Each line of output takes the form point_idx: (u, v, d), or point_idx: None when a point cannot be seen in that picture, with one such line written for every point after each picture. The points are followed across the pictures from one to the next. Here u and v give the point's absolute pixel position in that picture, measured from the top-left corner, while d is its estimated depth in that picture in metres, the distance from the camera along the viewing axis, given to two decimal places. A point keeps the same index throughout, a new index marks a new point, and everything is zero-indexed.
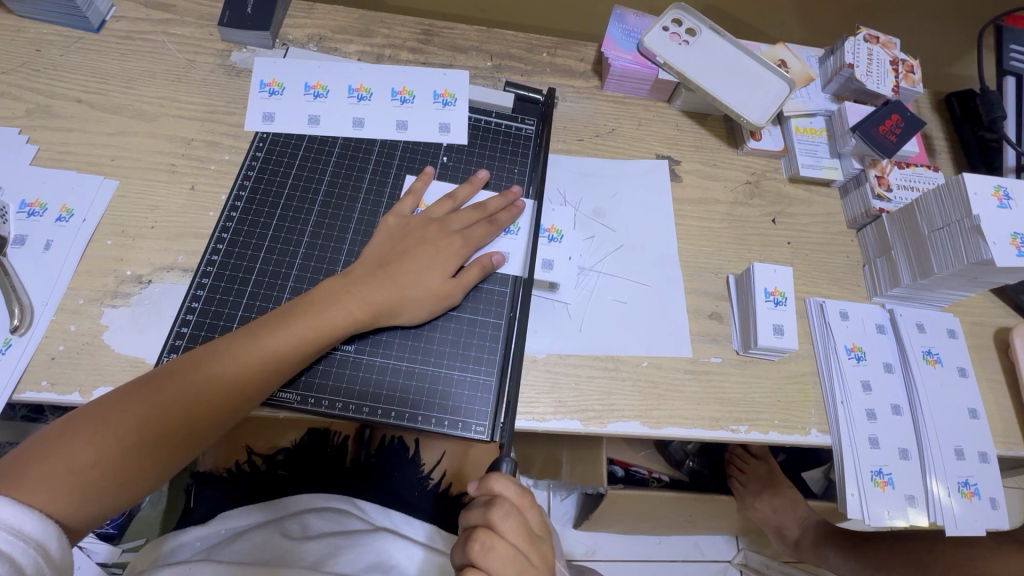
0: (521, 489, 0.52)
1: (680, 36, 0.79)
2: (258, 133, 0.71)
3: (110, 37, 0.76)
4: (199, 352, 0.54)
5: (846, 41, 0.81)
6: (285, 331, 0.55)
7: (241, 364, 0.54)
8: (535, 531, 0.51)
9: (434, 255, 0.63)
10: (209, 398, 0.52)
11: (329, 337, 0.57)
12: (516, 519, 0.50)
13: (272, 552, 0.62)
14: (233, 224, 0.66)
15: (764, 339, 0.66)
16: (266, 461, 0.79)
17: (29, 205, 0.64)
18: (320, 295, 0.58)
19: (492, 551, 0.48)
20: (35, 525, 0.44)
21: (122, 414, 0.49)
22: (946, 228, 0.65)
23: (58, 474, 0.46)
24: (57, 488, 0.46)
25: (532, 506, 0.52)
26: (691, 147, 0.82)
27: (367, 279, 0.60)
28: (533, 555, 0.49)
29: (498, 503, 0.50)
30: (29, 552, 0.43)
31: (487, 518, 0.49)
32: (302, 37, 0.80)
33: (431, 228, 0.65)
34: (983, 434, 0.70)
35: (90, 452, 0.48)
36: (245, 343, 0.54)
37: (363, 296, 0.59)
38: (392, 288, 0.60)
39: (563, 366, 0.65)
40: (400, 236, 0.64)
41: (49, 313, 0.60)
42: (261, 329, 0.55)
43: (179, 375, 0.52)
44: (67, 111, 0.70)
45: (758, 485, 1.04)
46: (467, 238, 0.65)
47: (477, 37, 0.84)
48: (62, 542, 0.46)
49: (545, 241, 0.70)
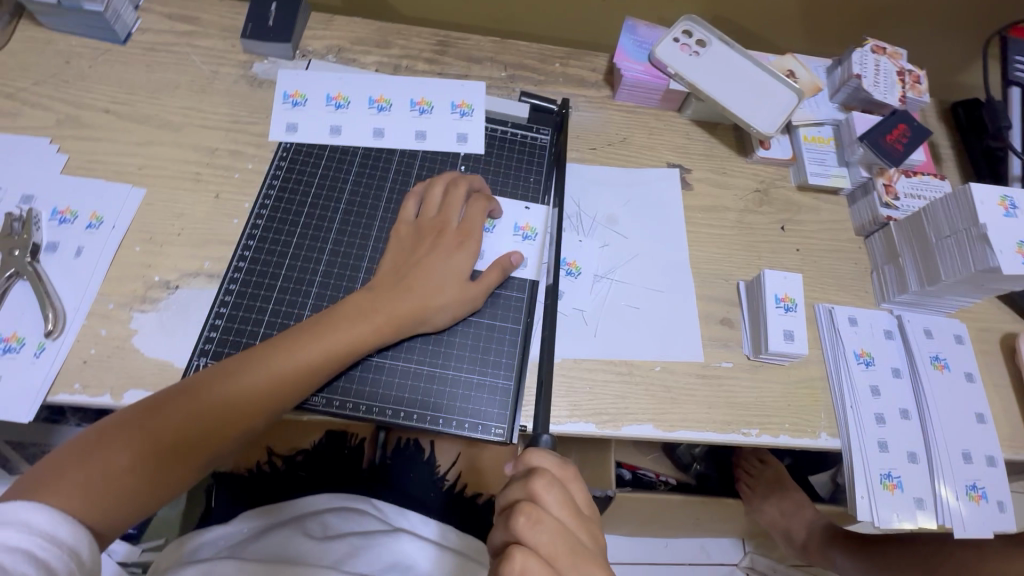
0: (561, 460, 0.52)
1: (690, 47, 0.81)
2: (281, 143, 0.73)
3: (136, 48, 0.78)
4: (230, 364, 0.55)
5: (853, 53, 0.83)
6: (315, 345, 0.57)
7: (271, 377, 0.55)
8: (579, 505, 0.51)
9: (450, 261, 0.64)
10: (241, 407, 0.54)
11: (357, 350, 0.59)
12: (560, 491, 0.50)
13: (293, 550, 0.63)
14: (258, 232, 0.67)
15: (775, 344, 0.67)
16: (285, 463, 0.82)
17: (60, 212, 0.66)
18: (350, 308, 0.60)
19: (539, 524, 0.48)
20: (65, 529, 0.45)
21: (156, 424, 0.51)
22: (953, 236, 0.67)
23: (94, 481, 0.48)
24: (91, 494, 0.47)
25: (573, 479, 0.53)
26: (701, 156, 0.83)
27: (388, 290, 0.62)
28: (579, 528, 0.49)
29: (540, 474, 0.50)
30: (62, 555, 0.44)
31: (529, 491, 0.49)
32: (321, 48, 0.82)
33: (440, 232, 0.66)
34: (990, 438, 0.71)
35: (126, 460, 0.49)
36: (274, 356, 0.56)
37: (388, 309, 0.60)
38: (416, 299, 0.61)
39: (579, 370, 0.67)
40: (413, 242, 0.66)
41: (80, 318, 0.61)
42: (291, 341, 0.57)
43: (211, 386, 0.54)
44: (95, 120, 0.72)
45: (765, 489, 1.06)
46: (477, 240, 0.66)
47: (491, 48, 0.86)
48: (93, 548, 0.47)
49: (564, 274, 0.71)
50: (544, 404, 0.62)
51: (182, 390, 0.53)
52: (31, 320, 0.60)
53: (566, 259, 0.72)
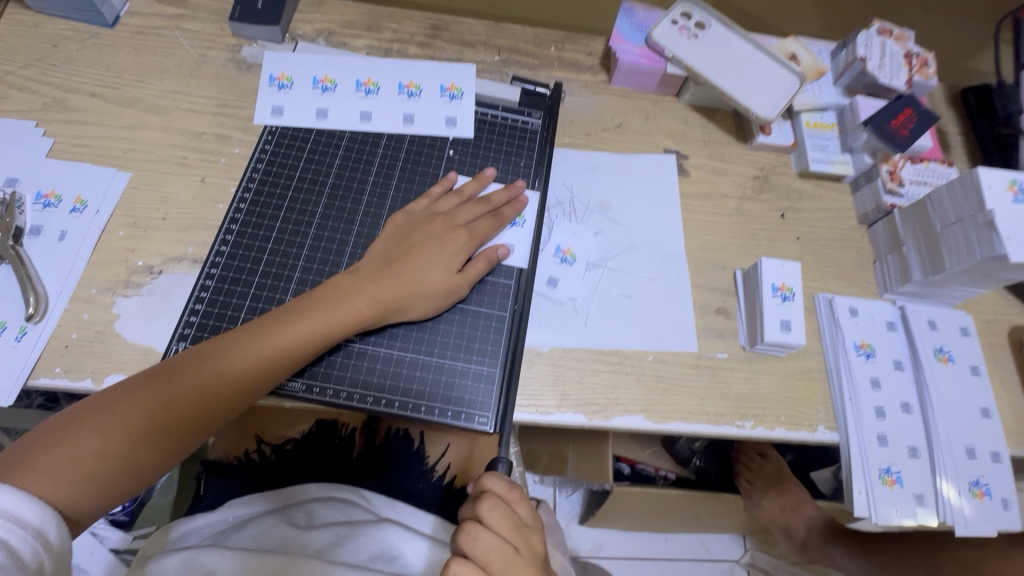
0: (510, 483, 0.51)
1: (689, 29, 0.78)
2: (267, 126, 0.72)
3: (123, 31, 0.77)
4: (204, 347, 0.55)
5: (859, 34, 0.80)
6: (292, 329, 0.56)
7: (246, 360, 0.54)
8: (524, 525, 0.50)
9: (441, 250, 0.63)
10: (217, 392, 0.53)
11: (334, 335, 0.58)
12: (503, 510, 0.49)
13: (276, 539, 0.62)
14: (241, 216, 0.66)
15: (771, 334, 0.66)
16: (274, 452, 0.81)
17: (45, 196, 0.66)
18: (329, 291, 0.59)
19: (477, 543, 0.47)
20: (32, 513, 0.44)
21: (129, 406, 0.50)
22: (958, 223, 0.65)
23: (65, 464, 0.47)
24: (62, 477, 0.47)
25: (522, 500, 0.52)
26: (699, 142, 0.81)
27: (374, 275, 0.60)
28: (522, 546, 0.49)
29: (484, 496, 0.50)
30: (28, 538, 0.43)
31: (474, 512, 0.49)
32: (311, 32, 0.80)
33: (439, 224, 0.65)
34: (996, 434, 0.69)
35: (96, 444, 0.49)
36: (250, 340, 0.55)
37: (371, 294, 0.59)
38: (399, 285, 0.60)
39: (568, 359, 0.65)
40: (406, 230, 0.64)
41: (63, 302, 0.61)
42: (267, 326, 0.56)
43: (185, 369, 0.53)
44: (82, 104, 0.71)
45: (765, 484, 1.04)
46: (473, 233, 0.65)
47: (485, 31, 0.84)
48: (62, 530, 0.46)
49: (553, 231, 0.71)
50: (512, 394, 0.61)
51: (155, 373, 0.52)
52: (14, 303, 0.60)
53: (561, 247, 0.70)
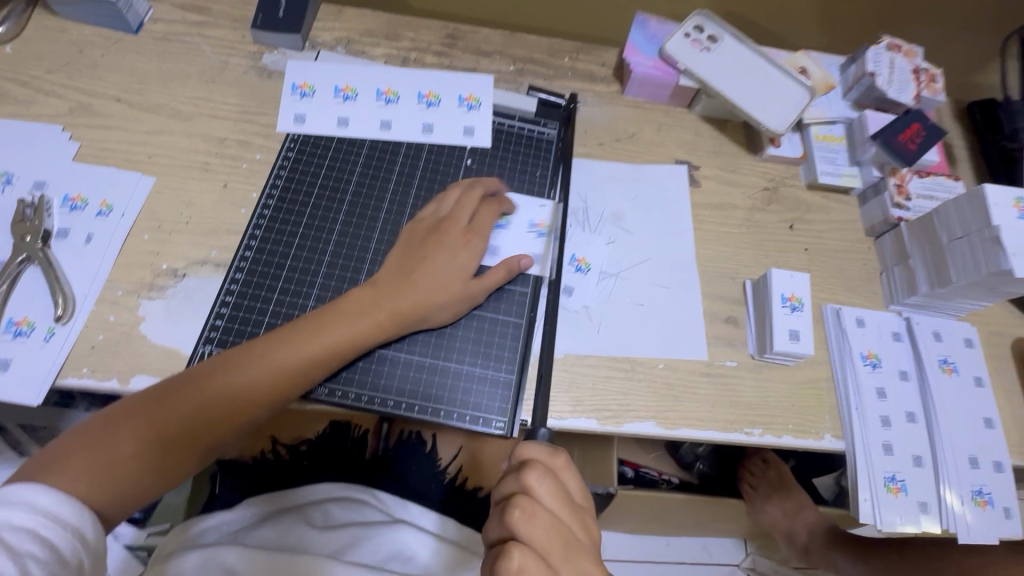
0: (552, 450, 0.51)
1: (701, 42, 0.80)
2: (289, 134, 0.73)
3: (147, 38, 0.78)
4: (235, 353, 0.56)
5: (868, 49, 0.81)
6: (316, 338, 0.58)
7: (272, 369, 0.56)
8: (571, 494, 0.51)
9: (460, 265, 0.64)
10: (243, 398, 0.55)
11: (357, 343, 0.59)
12: (552, 481, 0.49)
13: (295, 538, 0.63)
14: (265, 222, 0.68)
15: (780, 344, 0.67)
16: (290, 452, 0.82)
17: (71, 199, 0.67)
18: (351, 302, 0.60)
19: (533, 519, 0.47)
20: (70, 511, 0.46)
21: (163, 410, 0.52)
22: (964, 238, 0.66)
23: (99, 466, 0.49)
24: (96, 478, 0.48)
25: (566, 468, 0.52)
26: (710, 153, 0.82)
27: (393, 286, 0.62)
28: (572, 522, 0.49)
29: (532, 466, 0.49)
30: (66, 535, 0.45)
31: (524, 484, 0.49)
32: (331, 40, 0.82)
33: (455, 232, 0.65)
34: (998, 444, 0.70)
35: (130, 447, 0.50)
36: (276, 348, 0.56)
37: (392, 306, 0.60)
38: (418, 296, 0.61)
39: (581, 366, 0.67)
40: (421, 236, 0.66)
41: (89, 304, 0.62)
42: (292, 335, 0.57)
43: (215, 375, 0.54)
44: (107, 109, 0.73)
45: (768, 489, 1.06)
46: (487, 239, 0.66)
47: (500, 41, 0.86)
48: (97, 529, 0.48)
49: (567, 245, 0.72)
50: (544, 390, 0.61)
51: (187, 378, 0.54)
52: (42, 304, 0.61)
53: (575, 256, 0.72)
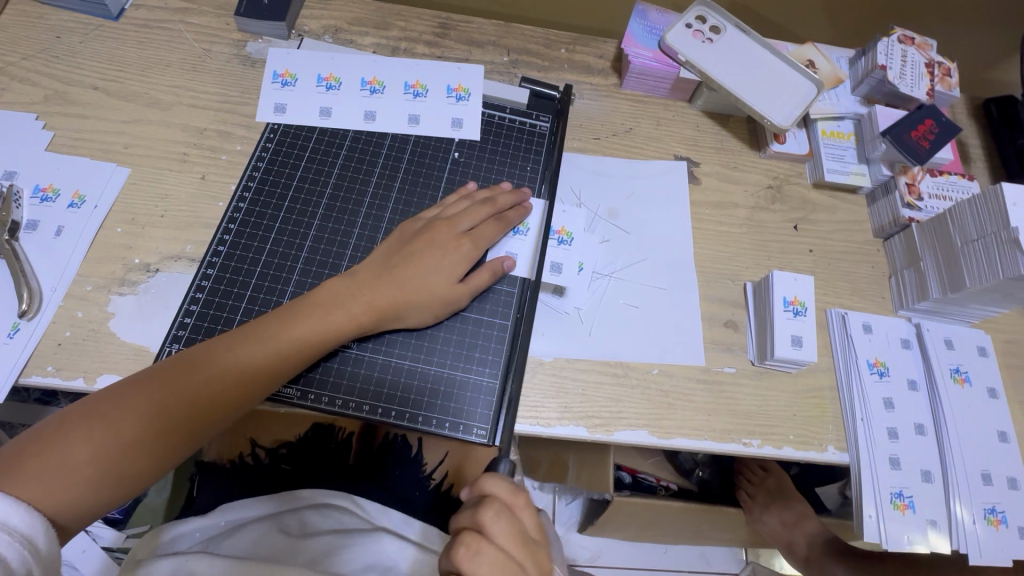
0: (516, 488, 0.48)
1: (703, 33, 0.76)
2: (269, 125, 0.71)
3: (128, 25, 0.76)
4: (198, 351, 0.53)
5: (879, 42, 0.77)
6: (287, 332, 0.55)
7: (241, 365, 0.53)
8: (529, 536, 0.48)
9: (442, 258, 0.61)
10: (210, 395, 0.52)
11: (331, 338, 0.56)
12: (508, 520, 0.46)
13: (269, 547, 0.61)
14: (240, 215, 0.65)
15: (782, 350, 0.63)
16: (269, 454, 0.80)
17: (43, 190, 0.65)
18: (325, 295, 0.57)
19: (479, 558, 0.44)
20: (21, 518, 0.43)
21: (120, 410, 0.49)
22: (980, 240, 0.62)
23: (53, 470, 0.46)
24: (51, 484, 0.45)
25: (527, 508, 0.48)
26: (712, 149, 0.79)
27: (373, 280, 0.59)
28: (526, 563, 0.46)
29: (489, 503, 0.47)
30: (15, 545, 0.42)
31: (476, 520, 0.46)
32: (318, 28, 0.79)
33: (441, 229, 0.63)
34: (1013, 460, 0.66)
35: (86, 450, 0.47)
36: (245, 343, 0.54)
37: (367, 299, 0.58)
38: (398, 290, 0.59)
39: (571, 370, 0.63)
40: (406, 233, 0.63)
41: (57, 299, 0.60)
42: (262, 330, 0.55)
43: (178, 372, 0.52)
44: (84, 97, 0.70)
45: (767, 498, 1.02)
46: (476, 238, 0.63)
47: (495, 31, 0.83)
48: (51, 537, 0.45)
49: (555, 242, 0.68)
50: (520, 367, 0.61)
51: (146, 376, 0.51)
52: (7, 299, 0.59)
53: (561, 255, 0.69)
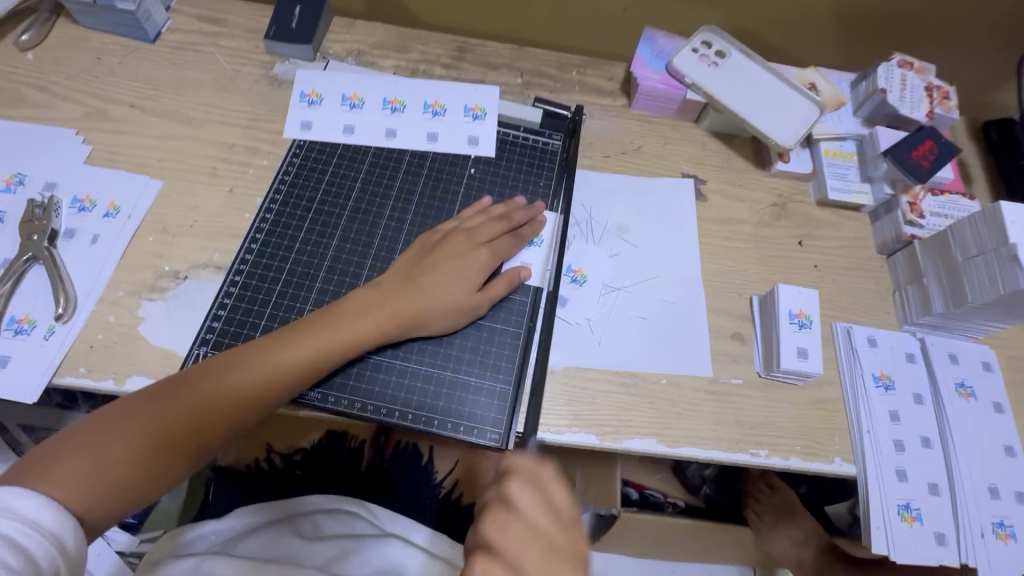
0: (538, 461, 0.52)
1: (709, 57, 0.80)
2: (295, 141, 0.74)
3: (164, 46, 0.80)
4: (227, 358, 0.55)
5: (879, 66, 0.81)
6: (312, 341, 0.57)
7: (267, 372, 0.55)
8: (558, 508, 0.50)
9: (462, 268, 0.64)
10: (237, 401, 0.54)
11: (355, 347, 0.59)
12: (530, 492, 0.50)
13: (283, 548, 0.63)
14: (267, 225, 0.68)
15: (788, 361, 0.65)
16: (284, 461, 0.81)
17: (80, 201, 0.68)
18: (350, 305, 0.60)
19: (508, 528, 0.48)
20: (51, 518, 0.45)
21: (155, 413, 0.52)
22: (980, 256, 0.64)
23: (87, 468, 0.48)
24: (85, 482, 0.48)
25: (552, 479, 0.51)
26: (718, 167, 0.81)
27: (396, 290, 0.62)
28: (556, 536, 0.48)
29: (510, 476, 0.51)
30: (45, 544, 0.44)
31: (501, 493, 0.50)
32: (341, 51, 0.83)
33: (461, 241, 0.66)
34: (1020, 474, 0.67)
35: (119, 450, 0.50)
36: (272, 352, 0.56)
37: (391, 309, 0.60)
38: (420, 300, 0.61)
39: (581, 379, 0.65)
40: (427, 244, 0.66)
41: (90, 303, 0.63)
42: (288, 339, 0.57)
43: (210, 378, 0.54)
44: (121, 114, 0.75)
45: (774, 516, 1.02)
46: (494, 250, 0.66)
47: (509, 55, 0.87)
48: (80, 538, 0.47)
49: (569, 280, 0.70)
50: (544, 379, 0.63)
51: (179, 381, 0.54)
52: (44, 303, 0.62)
53: (571, 266, 0.71)
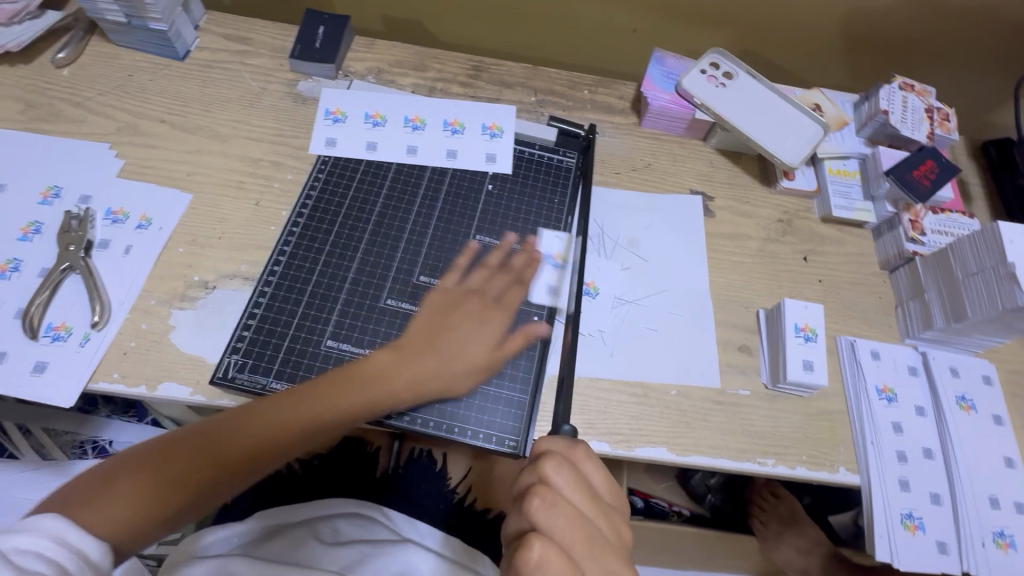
0: (573, 443, 0.53)
1: (716, 78, 0.83)
2: (320, 156, 0.77)
3: (193, 64, 0.84)
4: (253, 414, 0.56)
5: (881, 88, 0.84)
6: (340, 402, 0.59)
7: (295, 430, 0.57)
8: (594, 488, 0.52)
9: (480, 330, 0.66)
10: (263, 456, 0.55)
11: (381, 408, 0.61)
12: (570, 472, 0.51)
13: (303, 552, 0.65)
14: (294, 238, 0.71)
15: (794, 373, 0.67)
16: (302, 465, 0.83)
17: (114, 213, 0.71)
18: (375, 366, 0.61)
19: (555, 509, 0.48)
20: (80, 538, 0.45)
21: (182, 455, 0.52)
22: (980, 273, 0.67)
23: (117, 514, 0.48)
24: (115, 529, 0.48)
25: (585, 459, 0.53)
26: (725, 184, 0.84)
27: (419, 352, 0.63)
28: (595, 516, 0.50)
29: (550, 457, 0.51)
30: (75, 561, 0.43)
31: (542, 475, 0.50)
32: (363, 69, 0.87)
33: (479, 302, 0.68)
34: (1020, 485, 0.69)
35: (147, 500, 0.49)
36: (299, 410, 0.57)
37: (415, 373, 0.62)
38: (443, 364, 0.63)
39: (594, 389, 0.67)
40: (447, 299, 0.67)
41: (124, 312, 0.65)
42: (312, 398, 0.58)
43: (238, 422, 0.55)
44: (151, 129, 0.78)
45: (779, 525, 1.04)
46: (509, 308, 0.68)
47: (523, 74, 0.90)
48: (106, 560, 0.46)
49: (582, 293, 0.72)
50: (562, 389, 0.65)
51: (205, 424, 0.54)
52: (80, 311, 0.64)
53: (584, 279, 0.73)
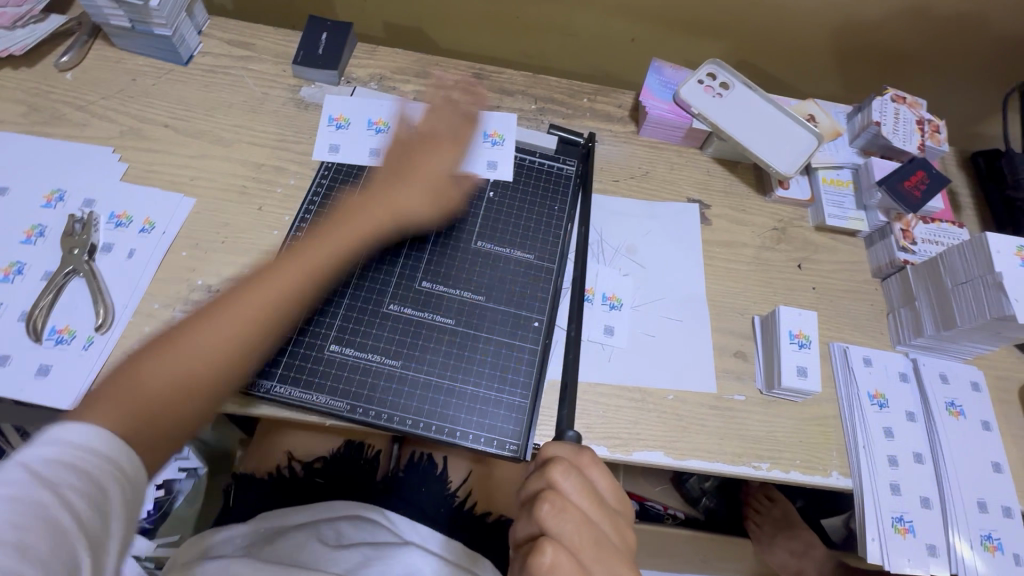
0: (578, 448, 0.54)
1: (714, 89, 0.84)
2: (323, 162, 0.78)
3: (196, 69, 0.84)
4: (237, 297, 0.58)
5: (873, 100, 0.86)
6: (324, 248, 0.65)
7: (283, 292, 0.60)
8: (599, 492, 0.53)
9: (440, 159, 0.75)
10: (261, 324, 0.57)
11: (376, 234, 0.69)
12: (577, 477, 0.52)
13: (307, 553, 0.66)
14: (297, 243, 0.72)
15: (788, 379, 0.69)
16: (303, 468, 0.83)
17: (117, 216, 0.71)
18: (351, 210, 0.69)
19: (564, 514, 0.50)
20: (103, 444, 0.42)
21: (184, 349, 0.52)
22: (968, 282, 0.68)
23: (133, 397, 0.48)
24: (132, 414, 0.47)
25: (590, 464, 0.54)
26: (721, 193, 0.86)
27: (387, 182, 0.72)
28: (602, 519, 0.51)
29: (557, 464, 0.52)
30: (104, 467, 0.41)
31: (549, 480, 0.51)
32: (365, 76, 0.87)
33: (429, 142, 0.76)
34: (1008, 489, 0.70)
35: (160, 383, 0.50)
36: (278, 274, 0.60)
37: (390, 202, 0.71)
38: (416, 187, 0.72)
39: (593, 393, 0.69)
40: (403, 146, 0.76)
41: (127, 315, 0.66)
42: (292, 262, 0.62)
43: (238, 301, 0.57)
44: (154, 133, 0.78)
45: (773, 528, 1.05)
46: (461, 144, 0.77)
47: (524, 82, 0.91)
48: (136, 461, 0.44)
49: (606, 307, 0.73)
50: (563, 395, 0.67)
51: (207, 312, 0.56)
52: (84, 314, 0.65)
53: (606, 293, 0.74)
